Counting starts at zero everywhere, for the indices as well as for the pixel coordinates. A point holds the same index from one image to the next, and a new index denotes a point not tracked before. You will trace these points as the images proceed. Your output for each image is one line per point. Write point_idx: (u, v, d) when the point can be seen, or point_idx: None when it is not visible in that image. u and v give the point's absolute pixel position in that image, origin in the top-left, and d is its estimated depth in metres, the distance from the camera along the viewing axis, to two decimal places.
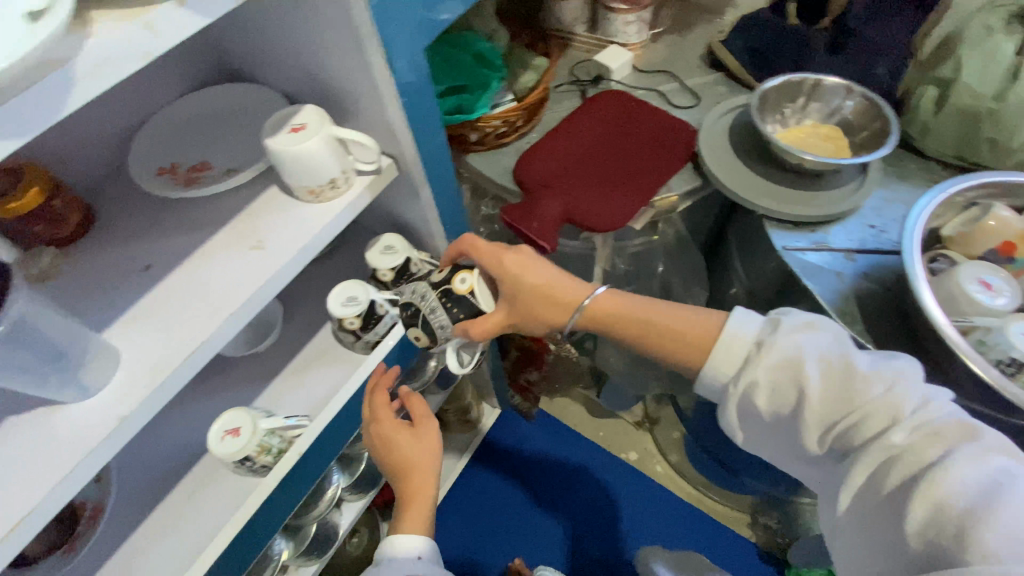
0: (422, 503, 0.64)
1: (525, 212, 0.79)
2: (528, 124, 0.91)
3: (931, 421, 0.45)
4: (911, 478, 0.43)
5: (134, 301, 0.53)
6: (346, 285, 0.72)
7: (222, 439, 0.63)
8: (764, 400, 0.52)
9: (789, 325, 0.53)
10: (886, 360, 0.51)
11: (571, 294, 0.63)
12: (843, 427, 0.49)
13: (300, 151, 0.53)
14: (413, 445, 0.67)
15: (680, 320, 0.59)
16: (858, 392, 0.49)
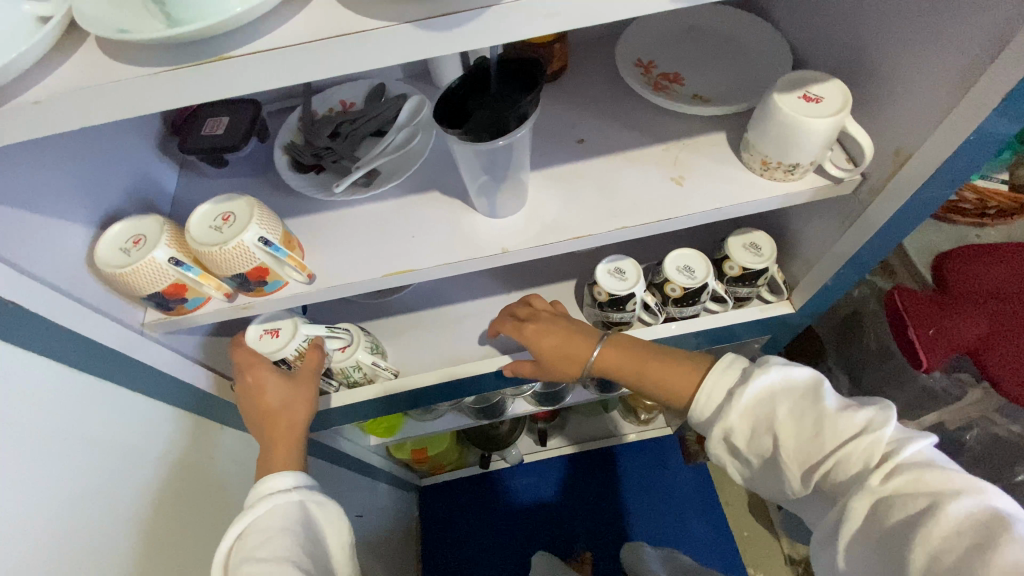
0: (286, 444, 0.56)
1: (930, 313, 0.64)
2: (999, 220, 0.70)
3: (922, 468, 0.38)
4: (906, 521, 0.37)
5: (559, 163, 0.57)
6: (692, 253, 0.67)
7: (257, 337, 0.61)
8: (746, 444, 0.47)
9: (777, 363, 0.47)
10: (853, 405, 0.43)
11: (575, 349, 0.61)
12: (819, 472, 0.42)
13: (798, 119, 0.46)
14: (274, 389, 0.58)
15: (664, 367, 0.56)
16: (827, 434, 0.42)
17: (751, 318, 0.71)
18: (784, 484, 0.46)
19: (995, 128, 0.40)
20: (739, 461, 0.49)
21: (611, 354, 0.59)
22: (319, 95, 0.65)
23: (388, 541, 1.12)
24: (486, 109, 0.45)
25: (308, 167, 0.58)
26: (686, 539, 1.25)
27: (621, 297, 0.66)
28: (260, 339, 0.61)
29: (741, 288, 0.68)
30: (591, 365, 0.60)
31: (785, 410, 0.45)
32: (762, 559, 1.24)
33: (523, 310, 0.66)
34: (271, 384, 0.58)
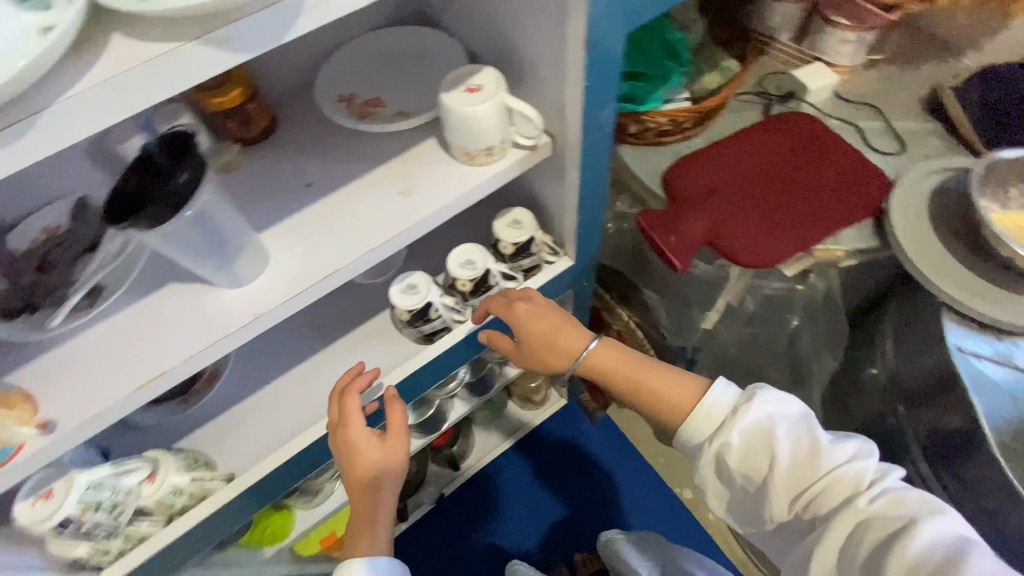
0: (377, 523, 0.58)
1: (666, 222, 0.75)
2: (697, 130, 0.84)
3: (898, 495, 0.46)
4: (881, 541, 0.44)
5: (292, 213, 0.58)
6: (467, 247, 0.72)
7: (29, 509, 0.55)
8: (738, 464, 0.52)
9: (762, 393, 0.53)
10: (841, 440, 0.51)
11: (568, 344, 0.63)
12: (808, 494, 0.49)
13: (467, 112, 0.52)
14: (376, 456, 0.58)
15: (663, 381, 0.58)
16: (822, 462, 0.49)
17: (544, 282, 0.77)
18: (761, 503, 0.52)
19: (596, 65, 0.49)
20: (723, 483, 0.54)
21: (602, 351, 0.62)
22: (16, 232, 0.59)
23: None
24: (159, 190, 0.44)
25: (16, 310, 0.51)
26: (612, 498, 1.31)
27: (420, 309, 0.69)
28: (35, 507, 0.55)
29: (521, 260, 0.73)
30: (577, 362, 0.62)
31: (783, 436, 0.51)
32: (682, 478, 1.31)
33: (503, 304, 0.67)
34: (364, 446, 0.59)
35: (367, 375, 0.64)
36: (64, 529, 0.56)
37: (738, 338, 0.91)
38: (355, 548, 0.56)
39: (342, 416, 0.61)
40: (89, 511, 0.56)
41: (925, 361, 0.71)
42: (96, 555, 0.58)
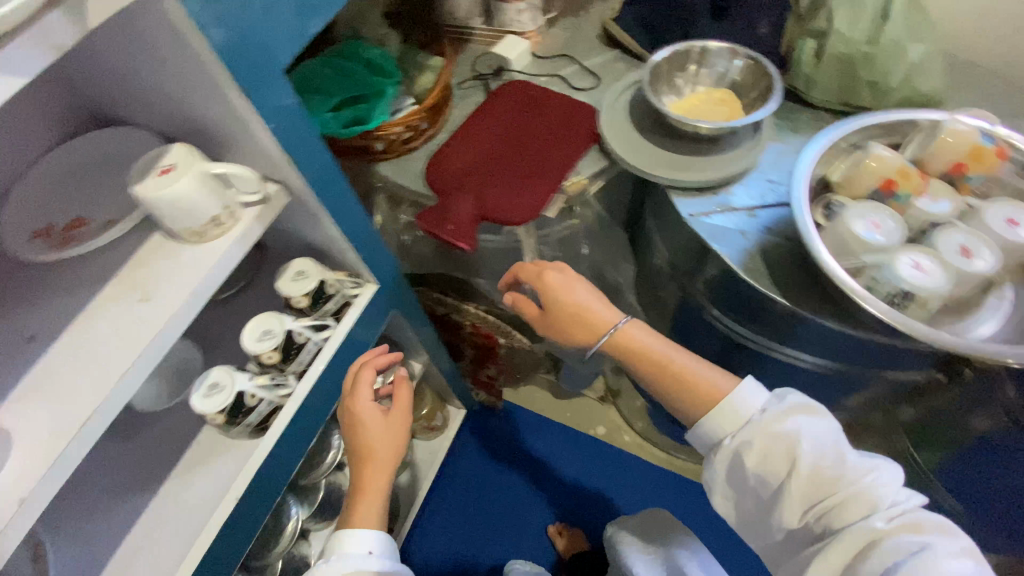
0: (372, 500, 0.67)
1: (439, 215, 0.79)
2: (435, 126, 0.90)
3: (920, 522, 0.49)
4: (894, 555, 0.48)
5: (23, 374, 0.51)
6: (261, 318, 0.71)
7: None
8: (754, 464, 0.55)
9: (792, 398, 0.57)
10: (869, 458, 0.54)
11: (595, 322, 0.66)
12: (825, 505, 0.52)
13: (169, 194, 0.52)
14: (380, 427, 0.70)
15: (712, 374, 0.61)
16: (846, 477, 0.52)
17: (358, 316, 0.77)
18: (772, 512, 0.55)
19: (267, 107, 0.50)
20: (732, 475, 0.58)
21: (610, 321, 0.66)
22: None
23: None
24: None
25: None
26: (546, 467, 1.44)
27: (231, 404, 0.66)
28: None
29: (322, 306, 0.74)
30: (607, 336, 0.66)
31: (806, 446, 0.53)
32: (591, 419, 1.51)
33: (545, 287, 0.70)
34: (370, 421, 0.70)
35: (384, 356, 0.76)
36: None
37: None
38: (359, 517, 0.66)
39: (352, 388, 0.73)
40: None
41: (679, 236, 0.83)
42: None
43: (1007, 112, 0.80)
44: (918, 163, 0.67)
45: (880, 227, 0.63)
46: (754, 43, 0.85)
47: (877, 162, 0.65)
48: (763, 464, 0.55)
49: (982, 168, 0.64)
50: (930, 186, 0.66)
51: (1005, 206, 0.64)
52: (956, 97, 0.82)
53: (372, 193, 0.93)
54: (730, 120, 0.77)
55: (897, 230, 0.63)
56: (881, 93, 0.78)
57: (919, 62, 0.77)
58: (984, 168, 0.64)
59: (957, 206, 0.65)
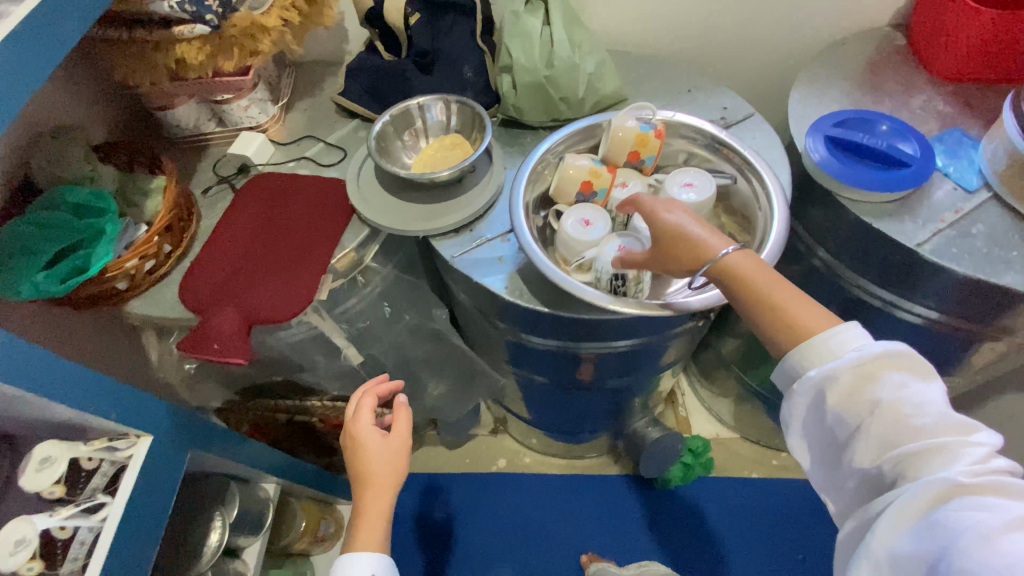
0: (373, 519, 0.72)
1: (203, 339, 0.74)
2: (182, 244, 0.86)
3: (1004, 484, 0.47)
4: (962, 507, 0.47)
5: None
6: (10, 528, 0.62)
7: None
8: (835, 403, 0.56)
9: (884, 349, 0.55)
10: (963, 420, 0.53)
11: (698, 249, 0.63)
12: (893, 453, 0.52)
13: None
14: (380, 447, 0.76)
15: (813, 315, 0.59)
16: (926, 430, 0.52)
17: (139, 476, 0.70)
18: (849, 454, 0.56)
19: None
20: (814, 419, 0.59)
21: (701, 255, 0.62)
22: None
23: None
24: None
25: None
26: (458, 516, 1.48)
27: None
28: None
29: (86, 485, 0.66)
30: (707, 266, 0.62)
31: (885, 395, 0.53)
32: (490, 454, 1.58)
33: (660, 218, 0.66)
34: (374, 440, 0.76)
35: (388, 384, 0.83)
36: None
37: (378, 350, 1.03)
38: (360, 543, 0.72)
39: (354, 413, 0.79)
40: None
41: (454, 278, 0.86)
42: None
43: (675, 92, 0.96)
44: (608, 160, 0.78)
45: (591, 223, 0.74)
46: (465, 86, 0.93)
47: (572, 171, 0.74)
48: (836, 410, 0.56)
49: (659, 147, 0.75)
50: (621, 174, 0.77)
51: (678, 174, 0.76)
52: (637, 89, 0.96)
53: (139, 330, 0.86)
54: (462, 161, 0.82)
55: (603, 222, 0.74)
56: (575, 103, 0.89)
57: (595, 71, 0.89)
58: (652, 151, 0.76)
59: (647, 185, 0.76)
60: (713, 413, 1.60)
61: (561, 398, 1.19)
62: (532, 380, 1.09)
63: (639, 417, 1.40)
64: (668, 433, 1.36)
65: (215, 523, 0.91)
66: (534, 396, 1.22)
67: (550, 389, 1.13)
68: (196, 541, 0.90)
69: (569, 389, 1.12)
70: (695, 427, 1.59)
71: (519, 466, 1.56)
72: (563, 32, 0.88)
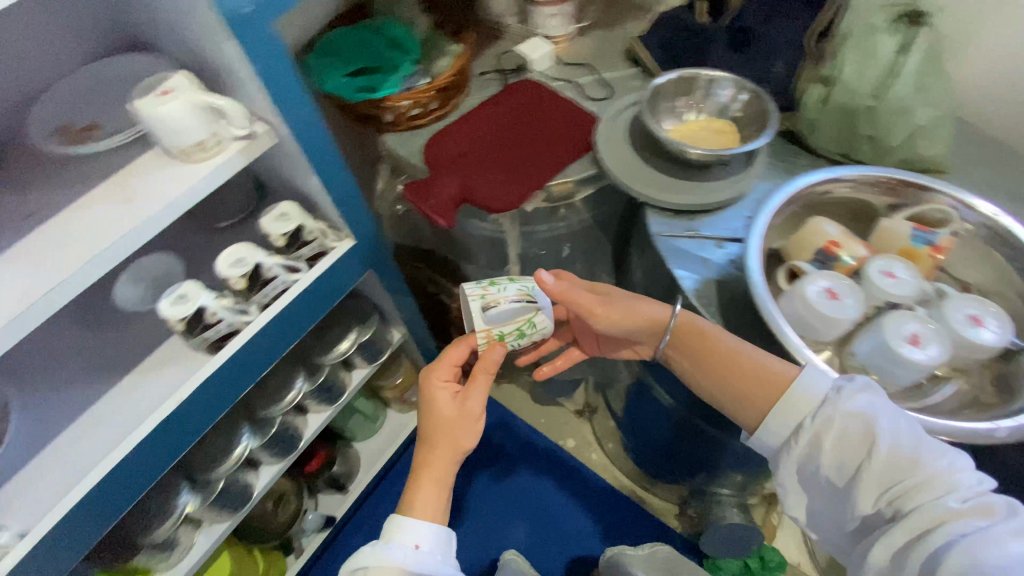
0: (437, 473, 0.66)
1: (424, 192, 0.84)
2: (445, 108, 0.95)
3: (990, 506, 0.49)
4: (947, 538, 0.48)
5: (12, 243, 0.58)
6: (235, 247, 0.75)
7: None
8: (833, 454, 0.57)
9: (852, 388, 0.57)
10: (958, 454, 0.54)
11: (636, 310, 0.71)
12: (895, 492, 0.54)
13: (163, 112, 0.57)
14: (443, 403, 0.68)
15: (776, 365, 0.62)
16: (917, 470, 0.53)
17: (327, 266, 0.82)
18: (846, 494, 0.57)
19: (260, 62, 0.57)
20: (828, 486, 0.59)
21: (638, 312, 0.71)
22: None
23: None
24: None
25: None
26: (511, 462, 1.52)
27: (192, 315, 0.71)
28: None
29: (298, 249, 0.79)
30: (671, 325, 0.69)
31: (885, 444, 0.54)
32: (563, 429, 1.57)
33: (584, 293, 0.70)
34: (439, 396, 0.69)
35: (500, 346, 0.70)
36: None
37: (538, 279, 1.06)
38: (416, 504, 0.64)
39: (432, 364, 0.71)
40: None
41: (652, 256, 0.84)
42: None
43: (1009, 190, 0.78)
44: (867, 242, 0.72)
45: (837, 297, 0.64)
46: (767, 81, 0.87)
47: (819, 228, 0.70)
48: (834, 459, 0.57)
49: (931, 263, 0.69)
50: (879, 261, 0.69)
51: (959, 296, 0.65)
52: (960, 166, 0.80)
53: (379, 161, 1.00)
54: (720, 149, 0.77)
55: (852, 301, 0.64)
56: (882, 149, 0.78)
57: (926, 126, 0.75)
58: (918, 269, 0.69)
59: (919, 287, 0.66)
60: (807, 540, 1.39)
61: (669, 425, 1.12)
62: (658, 389, 1.04)
63: (729, 491, 1.28)
64: (751, 525, 1.22)
65: (349, 335, 1.06)
66: (642, 405, 1.16)
67: (666, 408, 1.07)
68: (331, 338, 1.06)
69: (685, 419, 1.05)
70: (778, 542, 1.40)
71: (584, 456, 1.53)
72: (918, 67, 0.74)
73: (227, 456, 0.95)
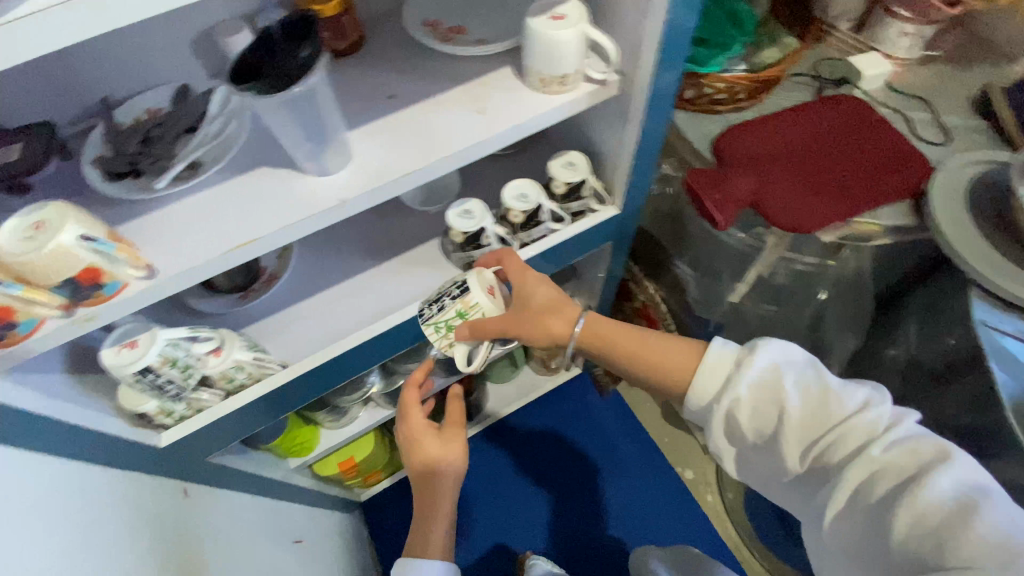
0: (444, 500, 0.70)
1: (714, 183, 0.78)
2: (750, 99, 0.86)
3: (913, 440, 0.49)
4: (899, 485, 0.48)
5: (373, 118, 0.62)
6: (521, 182, 0.76)
7: (115, 354, 0.59)
8: (748, 419, 0.55)
9: (766, 350, 0.56)
10: (852, 387, 0.54)
11: (567, 310, 0.67)
12: (819, 443, 0.52)
13: (553, 37, 0.57)
14: (445, 450, 0.71)
15: (666, 346, 0.63)
16: (832, 410, 0.52)
17: (589, 226, 0.80)
18: None
19: (672, 17, 0.54)
20: (738, 440, 0.57)
21: (567, 318, 0.66)
22: (121, 108, 0.64)
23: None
24: (273, 65, 0.48)
25: (124, 173, 0.58)
26: None
27: (473, 233, 0.74)
28: (120, 353, 0.60)
29: (570, 202, 0.78)
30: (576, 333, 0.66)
31: (787, 388, 0.54)
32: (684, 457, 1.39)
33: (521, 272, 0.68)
34: (451, 477, 0.70)
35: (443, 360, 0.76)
36: (143, 378, 0.61)
37: (765, 308, 0.98)
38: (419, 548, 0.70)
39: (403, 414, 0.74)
40: (168, 366, 0.61)
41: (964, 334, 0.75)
42: (162, 412, 0.65)
43: None
44: None
45: None
46: None
47: None
48: (762, 437, 0.55)
49: None
50: None
51: None
52: None
53: None
54: None
55: None
56: None
57: None
58: None
59: None
60: None
61: None
62: None
63: None
64: None
65: None
66: None
67: None
68: None
69: None
70: None
71: None
72: None
73: (408, 360, 0.99)
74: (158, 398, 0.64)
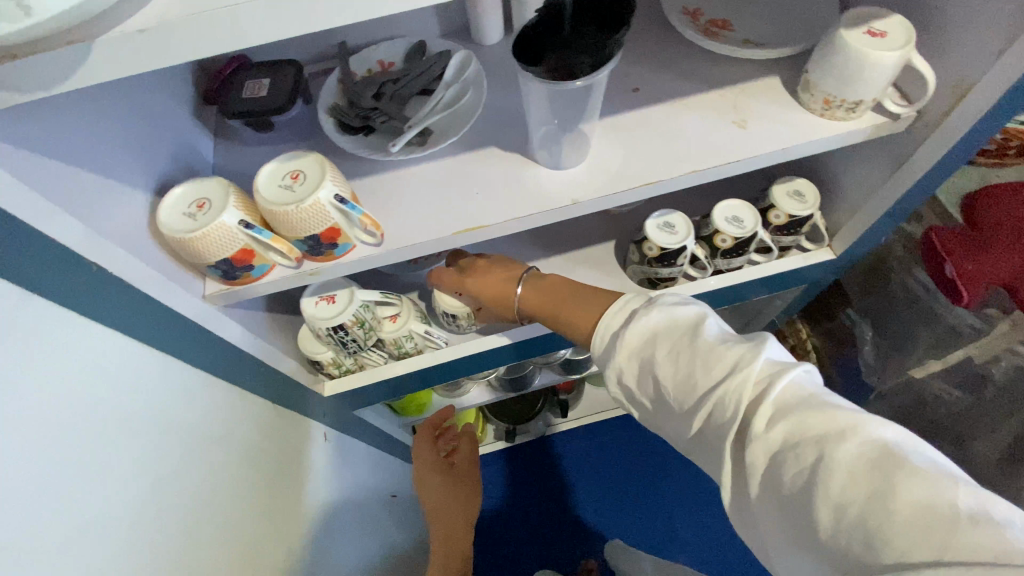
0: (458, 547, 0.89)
1: (967, 250, 0.67)
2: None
3: (806, 407, 0.38)
4: (804, 475, 0.36)
5: (614, 112, 0.56)
6: (736, 204, 0.67)
7: (313, 305, 0.60)
8: (636, 385, 0.48)
9: (661, 306, 0.48)
10: (732, 339, 0.44)
11: (506, 285, 0.63)
12: (698, 417, 0.43)
13: (865, 59, 0.47)
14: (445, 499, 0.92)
15: (575, 296, 0.56)
16: (700, 372, 0.43)
17: (793, 265, 0.72)
18: None
19: None
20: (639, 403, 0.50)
21: (507, 289, 0.63)
22: (355, 56, 0.62)
23: (413, 549, 1.05)
24: (558, 53, 0.44)
25: (357, 128, 0.56)
26: None
27: (672, 250, 0.66)
28: (317, 305, 0.60)
29: (785, 235, 0.68)
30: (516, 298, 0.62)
31: (663, 351, 0.45)
32: None
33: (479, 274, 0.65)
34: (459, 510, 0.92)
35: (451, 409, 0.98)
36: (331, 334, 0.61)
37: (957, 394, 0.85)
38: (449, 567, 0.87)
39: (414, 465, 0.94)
40: (356, 327, 0.61)
41: None
42: (332, 364, 0.66)
43: None
44: None
45: None
46: None
47: None
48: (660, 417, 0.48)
49: None
50: None
51: None
52: None
53: None
54: None
55: None
56: None
57: None
58: None
59: None
60: None
61: None
62: None
63: None
64: None
65: None
66: None
67: None
68: None
69: None
70: None
71: None
72: None
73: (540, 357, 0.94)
74: (328, 351, 0.64)
